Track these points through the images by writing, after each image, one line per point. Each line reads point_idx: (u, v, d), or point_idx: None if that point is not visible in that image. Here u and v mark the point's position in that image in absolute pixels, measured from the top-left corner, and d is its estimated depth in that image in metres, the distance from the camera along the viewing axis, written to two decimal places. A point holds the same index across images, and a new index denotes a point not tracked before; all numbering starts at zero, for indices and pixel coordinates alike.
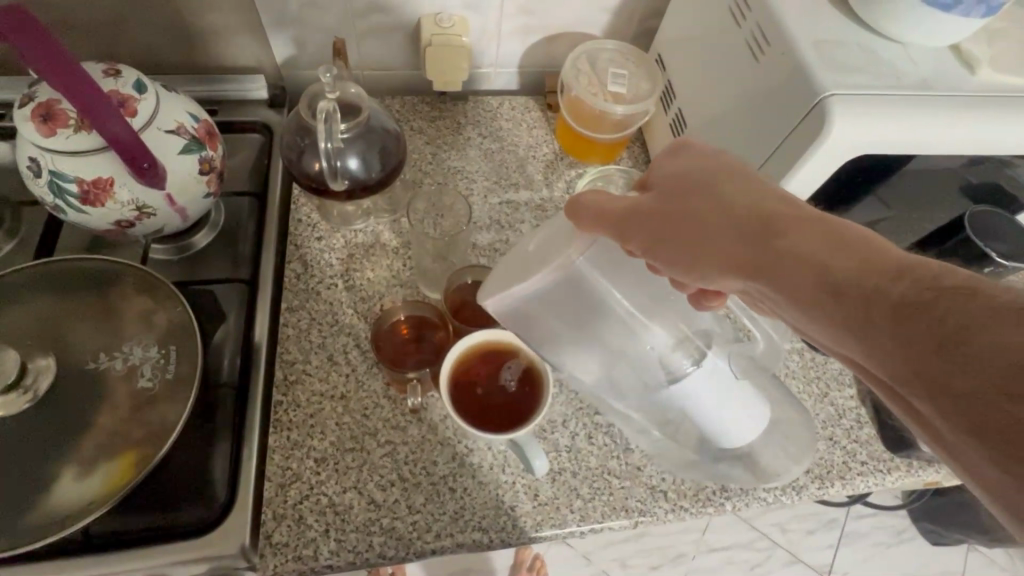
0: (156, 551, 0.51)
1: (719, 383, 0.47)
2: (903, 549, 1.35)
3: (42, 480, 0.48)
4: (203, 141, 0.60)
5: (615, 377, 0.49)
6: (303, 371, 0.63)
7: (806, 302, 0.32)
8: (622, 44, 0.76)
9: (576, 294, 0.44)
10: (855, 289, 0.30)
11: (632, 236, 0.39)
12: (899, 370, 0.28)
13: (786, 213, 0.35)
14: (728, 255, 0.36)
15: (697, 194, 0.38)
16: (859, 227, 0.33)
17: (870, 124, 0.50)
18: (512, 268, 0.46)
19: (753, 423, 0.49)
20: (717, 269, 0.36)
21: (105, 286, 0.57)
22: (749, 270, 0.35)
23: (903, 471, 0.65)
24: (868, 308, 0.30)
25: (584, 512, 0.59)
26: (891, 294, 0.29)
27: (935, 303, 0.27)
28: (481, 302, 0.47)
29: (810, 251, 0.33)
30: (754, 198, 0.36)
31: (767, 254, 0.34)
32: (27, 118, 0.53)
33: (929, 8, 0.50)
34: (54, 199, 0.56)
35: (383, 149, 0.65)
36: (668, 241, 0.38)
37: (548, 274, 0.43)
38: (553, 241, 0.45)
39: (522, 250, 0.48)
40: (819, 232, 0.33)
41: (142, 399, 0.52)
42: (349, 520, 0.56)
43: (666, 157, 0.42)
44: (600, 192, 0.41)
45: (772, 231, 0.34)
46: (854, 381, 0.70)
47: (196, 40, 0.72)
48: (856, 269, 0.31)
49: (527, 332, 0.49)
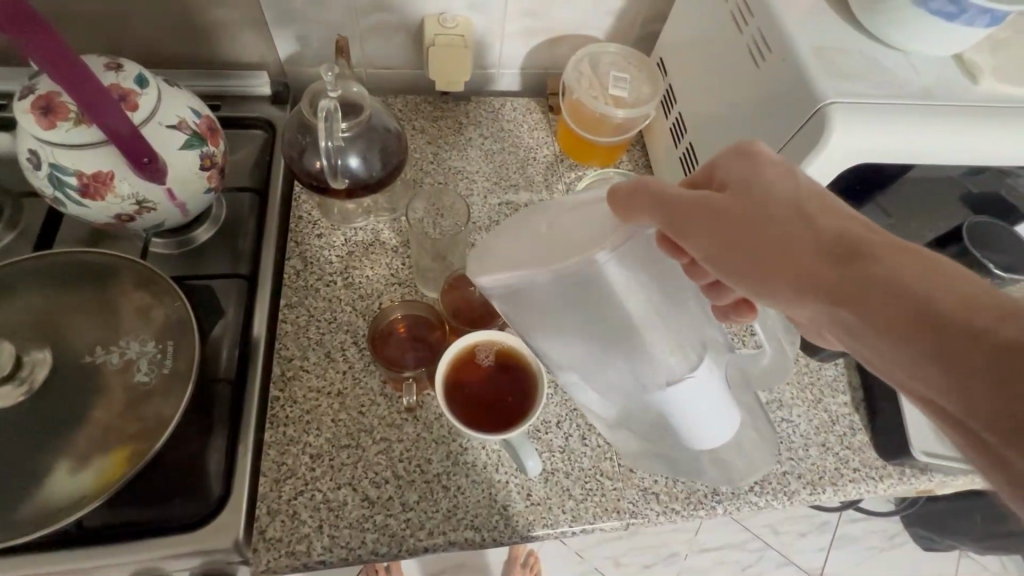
0: (148, 545, 0.52)
1: (713, 391, 0.47)
2: (894, 553, 1.36)
3: (36, 471, 0.49)
4: (204, 137, 0.60)
5: (604, 381, 0.48)
6: (300, 367, 0.64)
7: (891, 325, 0.30)
8: (623, 48, 0.76)
9: (593, 292, 0.43)
10: (950, 320, 0.29)
11: (691, 237, 0.39)
12: (997, 419, 0.26)
13: (874, 235, 0.34)
14: (802, 268, 0.34)
15: (772, 201, 0.37)
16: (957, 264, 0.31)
17: (869, 133, 0.50)
18: (527, 249, 0.46)
19: (731, 432, 0.50)
20: (786, 283, 0.35)
21: (103, 280, 0.57)
22: (825, 283, 0.33)
23: (895, 478, 0.66)
24: (960, 343, 0.28)
25: (576, 513, 0.59)
26: (1000, 335, 0.27)
27: None
28: (478, 279, 0.48)
29: (904, 272, 0.31)
30: (836, 216, 0.35)
31: (850, 268, 0.33)
32: (26, 110, 0.53)
33: (930, 18, 0.50)
34: (54, 192, 0.57)
35: (384, 149, 0.65)
36: (734, 248, 0.37)
37: (576, 262, 0.42)
38: (580, 233, 0.44)
39: (537, 230, 0.47)
40: (910, 255, 0.32)
41: (139, 393, 0.53)
42: (342, 516, 0.57)
43: (743, 165, 0.40)
44: (655, 183, 0.41)
45: (858, 248, 0.33)
46: (848, 388, 0.70)
47: (200, 35, 0.73)
48: (959, 304, 0.29)
49: (518, 321, 0.50)
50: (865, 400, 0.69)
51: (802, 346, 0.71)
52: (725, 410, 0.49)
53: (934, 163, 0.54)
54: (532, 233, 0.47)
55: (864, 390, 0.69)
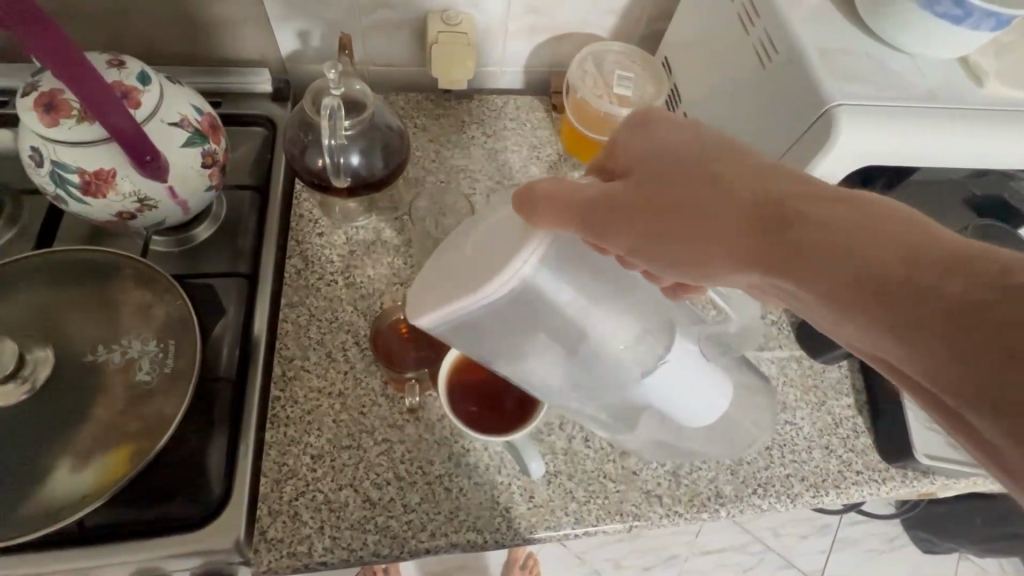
0: (149, 545, 0.51)
1: (693, 368, 0.49)
2: (894, 556, 1.35)
3: (35, 471, 0.48)
4: (206, 134, 0.60)
5: (580, 384, 0.50)
6: (301, 367, 0.63)
7: (839, 299, 0.30)
8: (627, 47, 0.76)
9: (527, 306, 0.42)
10: (895, 284, 0.28)
11: (618, 231, 0.38)
12: (954, 384, 0.26)
13: (802, 193, 0.33)
14: (738, 246, 0.35)
15: (692, 178, 0.37)
16: (882, 199, 0.32)
17: (875, 135, 0.50)
18: (454, 280, 0.43)
19: (723, 402, 0.53)
20: (728, 265, 0.36)
21: (103, 278, 0.57)
22: (766, 262, 0.33)
23: (898, 482, 0.65)
24: (912, 309, 0.28)
25: (578, 515, 0.59)
26: (948, 293, 0.27)
27: (996, 305, 0.25)
28: (416, 325, 0.45)
29: (836, 232, 0.31)
30: (757, 178, 0.35)
31: (783, 242, 0.33)
32: (29, 107, 0.52)
33: (937, 21, 0.49)
34: (55, 189, 0.56)
35: (387, 147, 0.65)
36: (660, 233, 0.37)
37: (508, 280, 0.39)
38: (499, 247, 0.42)
39: (464, 251, 0.45)
40: (842, 207, 0.32)
41: (140, 392, 0.52)
42: (344, 518, 0.56)
43: (643, 139, 0.41)
44: (558, 183, 0.40)
45: (787, 215, 0.33)
46: (852, 390, 0.70)
47: (201, 31, 0.72)
48: (891, 261, 0.29)
49: (474, 347, 0.48)
50: (870, 403, 0.69)
51: (805, 348, 0.71)
52: (710, 379, 0.51)
53: (941, 165, 0.54)
54: (459, 256, 0.45)
55: (867, 393, 0.69)
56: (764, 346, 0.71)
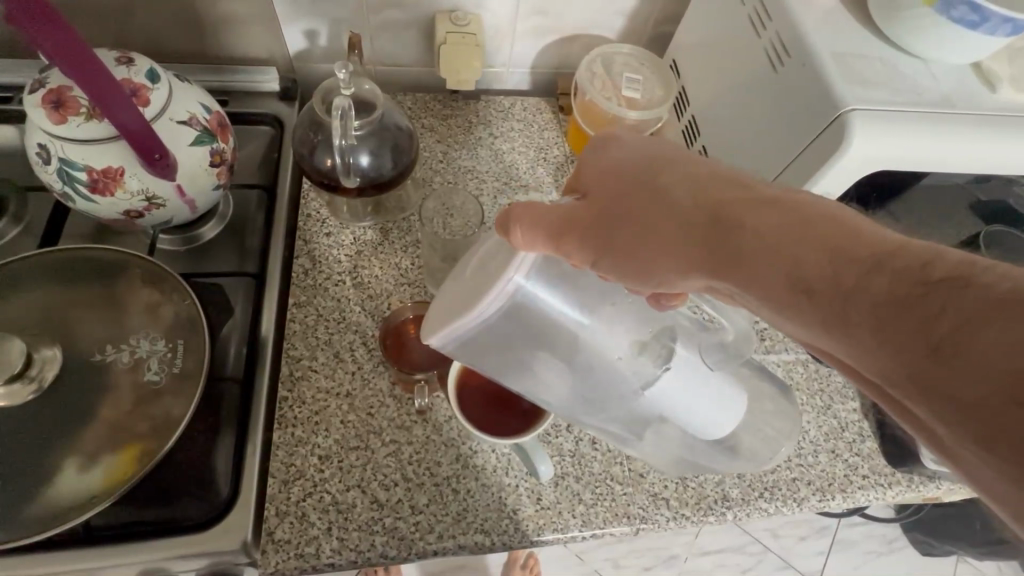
0: (155, 545, 0.51)
1: (699, 375, 0.48)
2: (892, 558, 1.35)
3: (42, 471, 0.48)
4: (215, 133, 0.59)
5: (587, 394, 0.50)
6: (308, 368, 0.63)
7: (783, 303, 0.32)
8: (636, 49, 0.76)
9: (521, 318, 0.44)
10: (829, 286, 0.30)
11: (578, 243, 0.39)
12: (895, 378, 0.27)
13: (741, 201, 0.34)
14: (688, 255, 0.36)
15: (640, 190, 0.38)
16: (825, 200, 0.33)
17: (887, 140, 0.50)
18: (452, 303, 0.44)
19: (735, 416, 0.52)
20: (680, 273, 0.37)
21: (111, 277, 0.56)
22: (714, 271, 0.35)
23: (904, 486, 0.65)
24: (848, 307, 0.29)
25: (585, 518, 0.59)
26: (875, 291, 0.28)
27: (926, 298, 0.26)
28: (427, 342, 0.45)
29: (773, 238, 0.32)
30: (697, 187, 0.37)
31: (727, 251, 0.34)
32: (37, 103, 0.52)
33: (951, 26, 0.49)
34: (62, 187, 0.56)
35: (396, 147, 0.65)
36: (615, 244, 0.38)
37: (500, 292, 0.41)
38: (492, 263, 0.44)
39: (461, 276, 0.46)
40: (778, 212, 0.33)
41: (148, 391, 0.52)
42: (350, 518, 0.56)
43: (597, 152, 0.42)
44: (531, 204, 0.41)
45: (728, 224, 0.34)
46: (858, 394, 0.70)
47: (209, 29, 0.72)
48: (827, 261, 0.30)
49: (482, 362, 0.47)
50: (875, 407, 0.69)
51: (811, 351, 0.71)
52: (721, 388, 0.50)
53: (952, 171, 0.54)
54: (455, 281, 0.47)
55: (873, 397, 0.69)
56: (770, 350, 0.71)
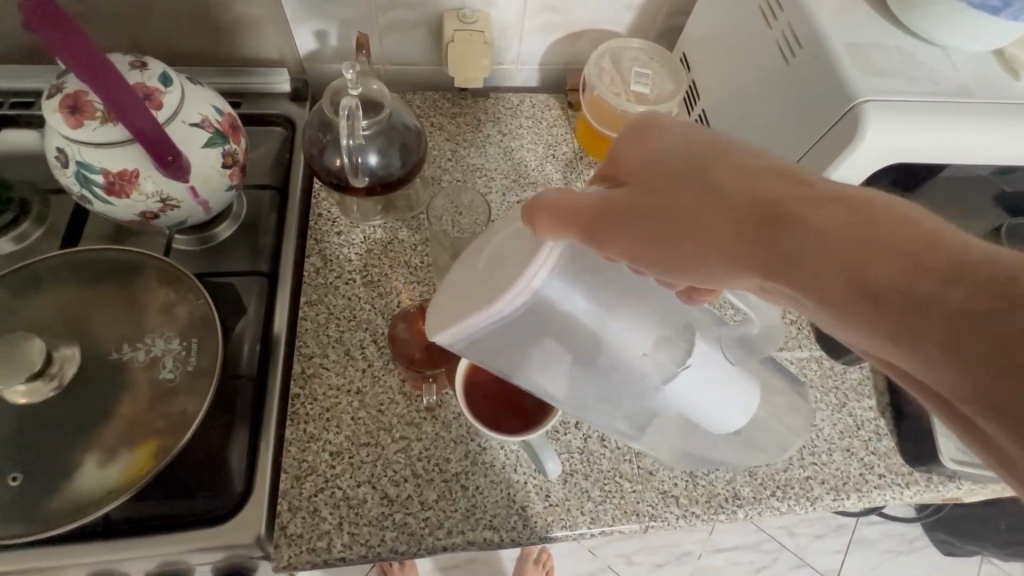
0: (174, 538, 0.53)
1: (720, 370, 0.48)
2: (913, 558, 1.33)
3: (64, 466, 0.50)
4: (227, 135, 0.60)
5: (603, 391, 0.50)
6: (320, 365, 0.64)
7: (833, 302, 0.29)
8: (645, 44, 0.76)
9: (538, 316, 0.43)
10: (897, 292, 0.27)
11: (609, 236, 0.37)
12: (964, 396, 0.25)
13: (797, 194, 0.31)
14: (732, 251, 0.33)
15: (681, 179, 0.36)
16: (895, 197, 0.30)
17: (902, 131, 0.49)
18: (466, 298, 0.44)
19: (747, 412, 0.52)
20: (722, 270, 0.34)
21: (129, 277, 0.58)
22: (758, 266, 0.32)
23: (921, 486, 0.64)
24: (914, 317, 0.26)
25: (594, 515, 0.59)
26: (949, 303, 0.25)
27: (1010, 315, 0.23)
28: (436, 337, 0.46)
29: (828, 236, 0.29)
30: (747, 174, 0.33)
31: (775, 242, 0.31)
32: (54, 108, 0.53)
33: (971, 12, 0.48)
34: (81, 190, 0.57)
35: (405, 146, 0.65)
36: (652, 236, 0.36)
37: (523, 288, 0.40)
38: (509, 258, 0.43)
39: (475, 270, 0.46)
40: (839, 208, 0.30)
41: (164, 389, 0.53)
42: (362, 514, 0.57)
43: (639, 140, 0.40)
44: (562, 192, 0.40)
45: (777, 217, 0.31)
46: (874, 392, 0.68)
47: (221, 32, 0.73)
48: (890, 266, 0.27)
49: (494, 357, 0.48)
50: (892, 404, 0.67)
51: (826, 348, 0.70)
52: (737, 383, 0.50)
53: (973, 163, 0.52)
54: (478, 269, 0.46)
55: (890, 396, 0.67)
56: (783, 347, 0.70)
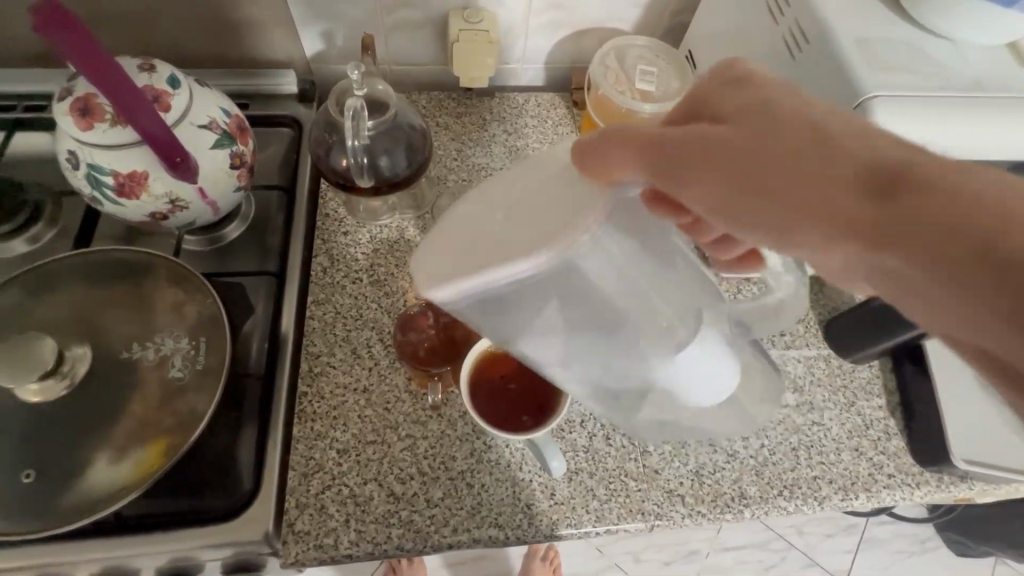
0: (183, 535, 0.53)
1: (721, 356, 0.45)
2: (925, 558, 1.31)
3: (77, 463, 0.51)
4: (234, 136, 0.61)
5: (613, 369, 0.45)
6: (327, 364, 0.64)
7: (954, 274, 0.23)
8: (651, 41, 0.76)
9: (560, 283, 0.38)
10: None
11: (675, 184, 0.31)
12: None
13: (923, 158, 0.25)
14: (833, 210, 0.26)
15: (790, 118, 0.29)
16: None
17: (912, 127, 0.48)
18: (477, 249, 0.38)
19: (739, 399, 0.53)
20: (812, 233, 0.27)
21: (139, 277, 0.59)
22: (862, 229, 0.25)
23: (932, 486, 0.63)
24: None
25: (600, 514, 0.59)
26: None
27: None
28: (430, 292, 0.38)
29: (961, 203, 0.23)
30: (881, 129, 0.27)
31: (903, 190, 0.25)
32: (65, 111, 0.54)
33: (982, 5, 0.47)
34: (92, 191, 0.58)
35: (410, 146, 0.65)
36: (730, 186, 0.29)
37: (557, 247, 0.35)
38: (538, 211, 0.37)
39: (489, 220, 0.39)
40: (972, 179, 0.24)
41: (173, 388, 0.54)
42: (368, 511, 0.57)
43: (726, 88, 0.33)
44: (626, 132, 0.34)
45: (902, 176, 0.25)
46: (883, 391, 0.68)
47: (229, 34, 0.74)
48: None
49: (492, 321, 0.41)
50: (902, 403, 0.67)
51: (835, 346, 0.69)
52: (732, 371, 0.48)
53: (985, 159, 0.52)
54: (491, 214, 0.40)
55: (900, 395, 0.67)
56: (791, 346, 0.69)
